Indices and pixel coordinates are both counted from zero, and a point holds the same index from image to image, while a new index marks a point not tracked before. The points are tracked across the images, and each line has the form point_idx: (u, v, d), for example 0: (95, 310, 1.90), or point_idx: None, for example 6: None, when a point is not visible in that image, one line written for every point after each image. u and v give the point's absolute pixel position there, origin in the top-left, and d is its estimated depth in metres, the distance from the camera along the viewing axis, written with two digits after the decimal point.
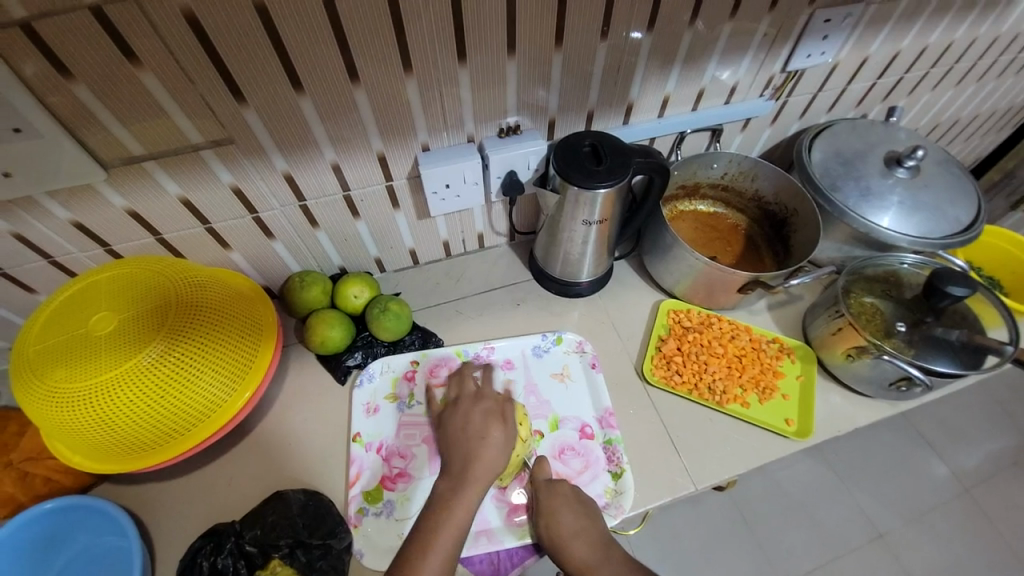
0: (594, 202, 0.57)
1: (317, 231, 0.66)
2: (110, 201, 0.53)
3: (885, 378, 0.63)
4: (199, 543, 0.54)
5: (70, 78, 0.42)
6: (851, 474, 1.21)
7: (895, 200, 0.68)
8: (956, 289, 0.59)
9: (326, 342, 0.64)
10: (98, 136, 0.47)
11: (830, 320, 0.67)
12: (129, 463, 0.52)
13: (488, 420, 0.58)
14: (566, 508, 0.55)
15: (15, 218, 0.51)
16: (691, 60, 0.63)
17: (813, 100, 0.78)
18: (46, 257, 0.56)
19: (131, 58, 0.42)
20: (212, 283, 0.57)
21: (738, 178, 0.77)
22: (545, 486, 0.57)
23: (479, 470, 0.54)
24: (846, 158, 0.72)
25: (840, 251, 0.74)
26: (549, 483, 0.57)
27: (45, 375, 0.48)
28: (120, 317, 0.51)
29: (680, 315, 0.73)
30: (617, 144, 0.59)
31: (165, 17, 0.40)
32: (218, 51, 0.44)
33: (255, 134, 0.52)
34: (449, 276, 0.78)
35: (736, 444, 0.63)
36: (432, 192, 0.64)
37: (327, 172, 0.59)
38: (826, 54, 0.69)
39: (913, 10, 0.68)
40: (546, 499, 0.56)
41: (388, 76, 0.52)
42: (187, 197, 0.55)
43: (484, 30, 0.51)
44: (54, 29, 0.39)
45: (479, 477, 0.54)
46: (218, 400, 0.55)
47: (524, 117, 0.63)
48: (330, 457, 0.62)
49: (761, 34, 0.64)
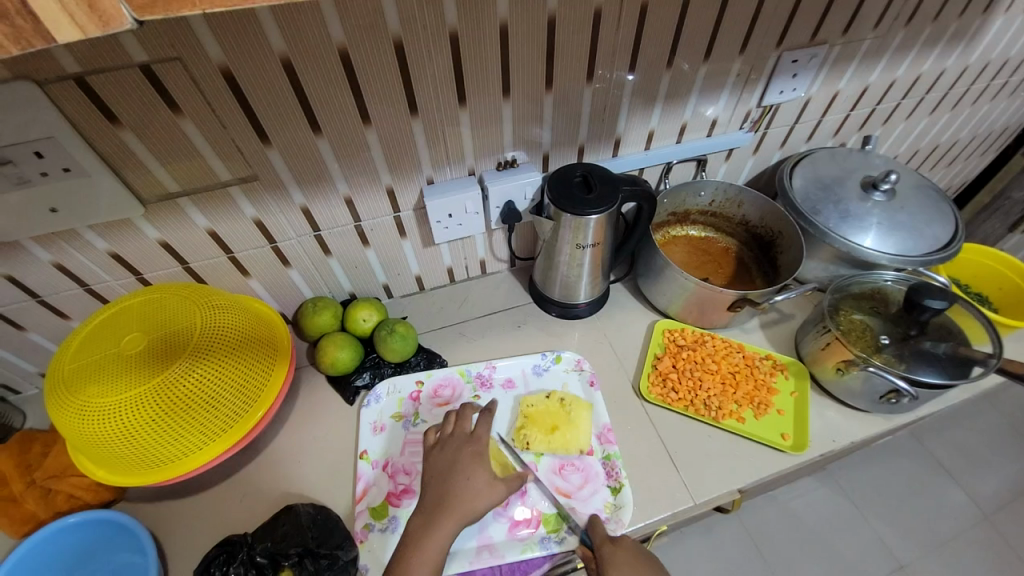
0: (586, 227, 0.62)
1: (329, 259, 0.71)
2: (145, 233, 0.58)
3: (874, 391, 0.64)
4: (213, 553, 0.55)
5: (118, 124, 0.48)
6: (866, 502, 1.18)
7: (874, 221, 0.72)
8: (934, 302, 0.61)
9: (336, 364, 0.68)
10: (137, 175, 0.53)
11: (818, 336, 0.69)
12: (147, 477, 0.55)
13: (468, 463, 0.54)
14: (632, 561, 0.50)
15: (57, 249, 0.56)
16: (672, 97, 0.69)
17: (791, 131, 0.83)
18: (83, 285, 0.61)
19: (173, 107, 0.48)
20: (234, 307, 0.62)
21: (726, 205, 0.82)
22: (607, 541, 0.53)
23: (471, 487, 0.53)
24: (825, 183, 0.76)
25: (827, 270, 0.77)
26: (612, 539, 0.53)
27: (76, 391, 0.52)
28: (148, 338, 0.55)
29: (675, 334, 0.76)
30: (606, 174, 0.64)
31: (204, 74, 0.47)
32: (246, 98, 0.50)
33: (277, 171, 0.58)
34: (453, 301, 0.82)
35: (733, 458, 0.65)
36: (435, 221, 0.69)
37: (340, 205, 0.64)
38: (798, 90, 0.75)
39: (877, 49, 0.75)
40: (610, 555, 0.51)
41: (397, 119, 0.58)
42: (213, 229, 0.61)
43: (480, 76, 0.57)
44: (106, 82, 0.45)
45: (467, 495, 0.52)
46: (232, 418, 0.58)
47: (520, 152, 0.68)
48: (338, 475, 0.64)
49: (736, 72, 0.69)
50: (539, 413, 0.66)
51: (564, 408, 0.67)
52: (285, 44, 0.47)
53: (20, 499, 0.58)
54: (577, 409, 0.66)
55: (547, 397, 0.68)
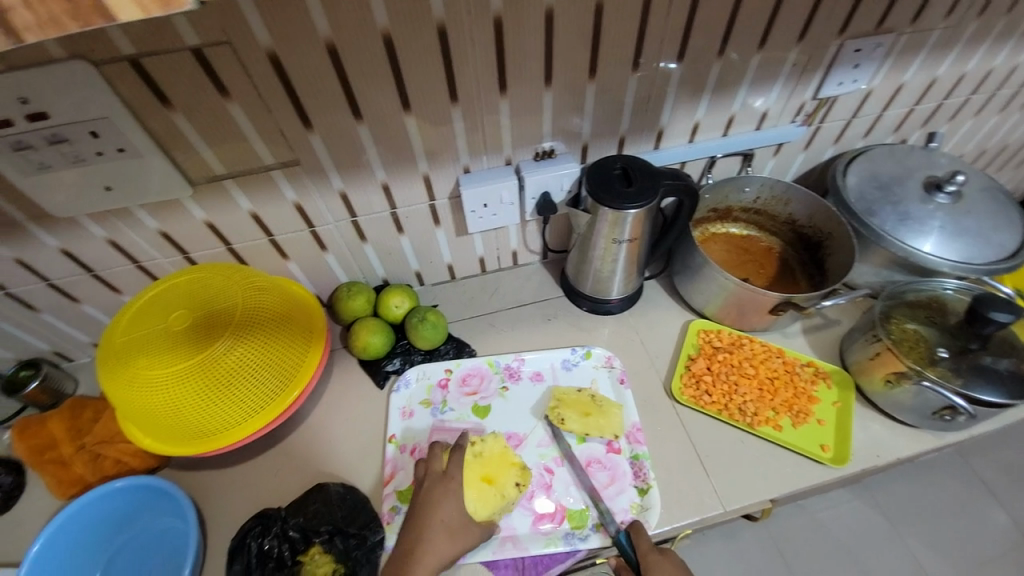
0: (624, 221, 0.60)
1: (365, 245, 0.72)
2: (192, 213, 0.60)
3: (926, 406, 0.61)
4: (249, 523, 0.57)
5: (170, 106, 0.49)
6: (902, 519, 1.13)
7: (936, 225, 0.67)
8: (1000, 315, 0.56)
9: (367, 348, 0.69)
10: (187, 157, 0.54)
11: (867, 345, 0.66)
12: (189, 447, 0.57)
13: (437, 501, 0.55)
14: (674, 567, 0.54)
15: (112, 227, 0.59)
16: (721, 88, 0.66)
17: (848, 125, 0.78)
18: (134, 262, 0.64)
19: (222, 92, 0.49)
20: (274, 289, 0.63)
21: (771, 203, 0.78)
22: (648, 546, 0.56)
23: None
24: (883, 182, 0.72)
25: (879, 275, 0.72)
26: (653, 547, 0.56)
27: (128, 363, 0.55)
28: (195, 315, 0.57)
29: (711, 335, 0.73)
30: (647, 167, 0.62)
31: (252, 58, 0.47)
32: (292, 85, 0.50)
33: (317, 156, 0.58)
34: (484, 290, 0.82)
35: (768, 467, 0.63)
36: (470, 211, 0.69)
37: (376, 191, 0.65)
38: (858, 82, 0.70)
39: (950, 38, 0.69)
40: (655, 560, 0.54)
41: (435, 106, 0.57)
42: (256, 212, 0.62)
43: (522, 64, 0.56)
44: (160, 65, 0.46)
45: None
46: (269, 396, 0.59)
47: (558, 142, 0.67)
48: (367, 457, 0.66)
49: (791, 62, 0.66)
50: (571, 401, 0.66)
51: (596, 403, 0.66)
52: (330, 30, 0.47)
53: (71, 461, 0.62)
54: (610, 407, 0.66)
55: (579, 390, 0.68)
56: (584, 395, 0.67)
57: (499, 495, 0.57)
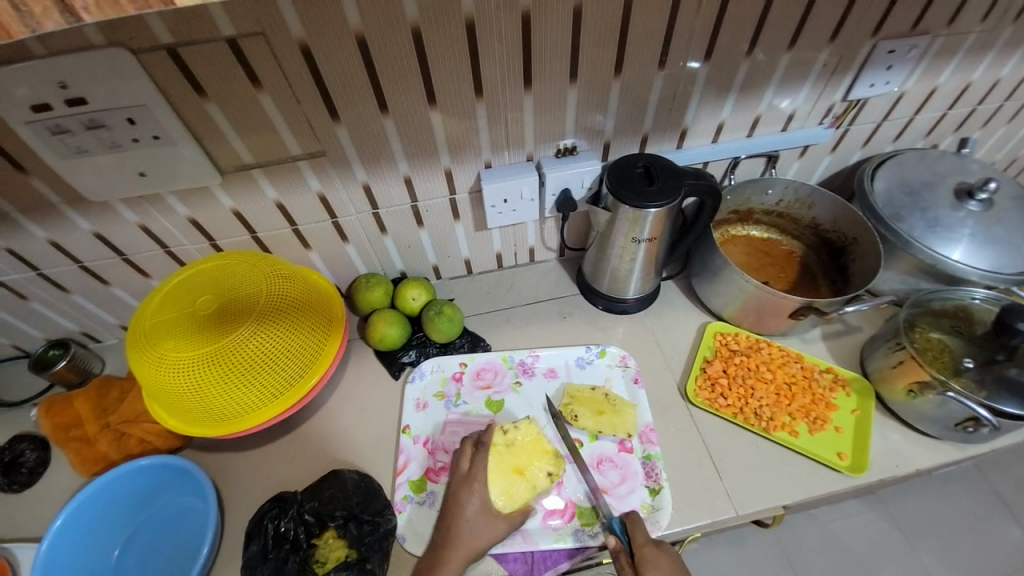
0: (644, 220, 0.60)
1: (385, 237, 0.73)
2: (220, 201, 0.62)
3: (949, 417, 0.59)
4: (267, 506, 0.59)
5: (204, 96, 0.51)
6: (917, 532, 1.10)
7: (966, 233, 0.66)
8: None
9: (384, 339, 0.70)
10: (219, 146, 0.56)
11: (889, 353, 0.64)
12: (212, 429, 0.59)
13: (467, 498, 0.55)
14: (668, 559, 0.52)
15: (143, 212, 0.61)
16: (748, 87, 0.65)
17: (877, 129, 0.76)
18: (163, 247, 0.66)
19: (254, 82, 0.50)
20: (297, 278, 0.65)
21: (794, 206, 0.77)
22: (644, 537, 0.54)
23: None
24: (912, 188, 0.70)
25: (905, 283, 0.71)
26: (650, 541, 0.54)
27: (155, 345, 0.56)
28: (220, 301, 0.59)
29: (728, 337, 0.73)
30: (670, 166, 0.61)
31: (284, 49, 0.48)
32: (322, 77, 0.51)
33: (343, 148, 0.59)
34: (500, 286, 0.82)
35: (782, 472, 0.62)
36: (490, 206, 0.69)
37: (399, 184, 0.65)
38: (890, 84, 0.69)
39: (988, 41, 0.67)
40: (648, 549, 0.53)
41: (459, 100, 0.57)
42: (281, 202, 0.63)
43: (548, 60, 0.56)
44: (195, 54, 0.47)
45: None
46: (289, 382, 0.61)
47: (580, 139, 0.67)
48: (381, 446, 0.67)
49: (821, 63, 0.64)
50: (585, 398, 0.67)
51: (610, 401, 0.67)
52: (361, 22, 0.48)
53: (95, 439, 0.64)
54: (623, 407, 0.66)
55: (593, 388, 0.68)
56: (599, 392, 0.68)
57: (528, 486, 0.58)
